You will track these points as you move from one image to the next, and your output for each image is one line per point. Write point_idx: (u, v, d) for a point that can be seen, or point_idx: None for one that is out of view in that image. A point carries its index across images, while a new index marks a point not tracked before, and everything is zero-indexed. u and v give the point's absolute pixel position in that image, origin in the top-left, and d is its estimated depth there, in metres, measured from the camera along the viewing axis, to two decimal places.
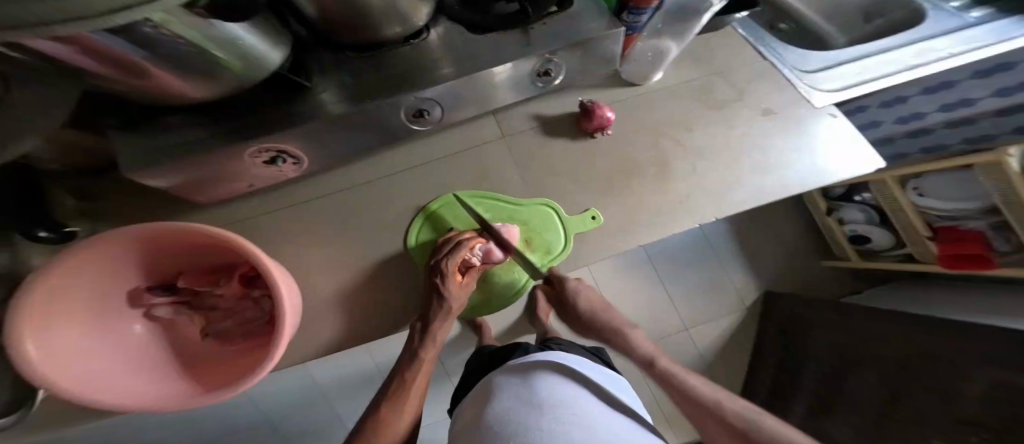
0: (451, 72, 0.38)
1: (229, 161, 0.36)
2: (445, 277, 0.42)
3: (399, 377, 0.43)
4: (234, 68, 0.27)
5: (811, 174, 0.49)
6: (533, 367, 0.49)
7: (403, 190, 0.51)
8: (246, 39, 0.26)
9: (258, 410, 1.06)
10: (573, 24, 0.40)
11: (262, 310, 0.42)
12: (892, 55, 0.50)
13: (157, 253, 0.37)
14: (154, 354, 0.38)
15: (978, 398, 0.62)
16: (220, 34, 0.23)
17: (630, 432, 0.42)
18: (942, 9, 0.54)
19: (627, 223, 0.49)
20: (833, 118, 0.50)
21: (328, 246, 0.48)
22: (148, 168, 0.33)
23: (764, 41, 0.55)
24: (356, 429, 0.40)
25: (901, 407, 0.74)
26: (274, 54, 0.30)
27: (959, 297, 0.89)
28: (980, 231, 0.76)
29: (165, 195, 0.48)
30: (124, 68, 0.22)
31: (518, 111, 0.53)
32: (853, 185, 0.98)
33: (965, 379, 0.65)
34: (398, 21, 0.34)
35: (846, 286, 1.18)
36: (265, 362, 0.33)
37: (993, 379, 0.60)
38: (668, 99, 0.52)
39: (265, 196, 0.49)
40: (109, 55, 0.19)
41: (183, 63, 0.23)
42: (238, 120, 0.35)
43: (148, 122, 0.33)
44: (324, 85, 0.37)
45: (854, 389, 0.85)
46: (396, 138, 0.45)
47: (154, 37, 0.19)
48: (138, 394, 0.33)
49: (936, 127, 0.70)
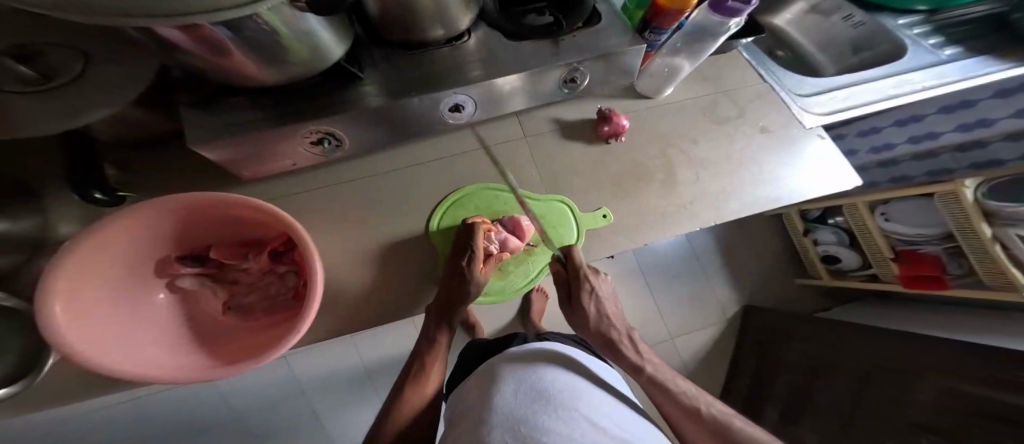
0: (481, 75, 0.41)
1: (279, 142, 0.38)
2: (471, 261, 0.46)
3: (420, 357, 0.50)
4: (300, 55, 0.29)
5: (792, 190, 0.55)
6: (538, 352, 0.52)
7: (421, 181, 0.53)
8: (317, 33, 0.28)
9: (240, 402, 1.03)
10: (599, 39, 0.44)
11: (286, 286, 0.42)
12: (869, 85, 0.56)
13: (191, 225, 0.38)
14: (174, 326, 0.38)
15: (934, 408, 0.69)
16: (299, 25, 0.25)
17: (629, 421, 0.45)
18: (920, 45, 0.60)
19: (634, 226, 0.53)
20: (820, 139, 0.56)
21: (357, 231, 0.49)
22: (209, 143, 0.33)
23: (765, 65, 0.61)
24: (384, 405, 0.47)
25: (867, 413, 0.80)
26: (338, 49, 0.32)
27: (919, 316, 0.97)
28: (937, 255, 0.84)
29: (186, 170, 0.48)
30: (210, 48, 0.23)
31: (538, 115, 0.56)
32: (828, 209, 1.06)
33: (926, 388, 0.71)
34: (442, 24, 0.37)
35: (819, 303, 1.26)
36: (288, 337, 0.33)
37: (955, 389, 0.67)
38: (675, 113, 0.57)
39: (298, 178, 0.50)
40: (206, 39, 0.22)
41: (263, 46, 0.25)
42: (290, 104, 0.36)
43: (208, 101, 0.34)
44: (373, 76, 0.39)
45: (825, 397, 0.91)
46: (425, 131, 0.48)
47: (246, 24, 0.21)
48: (162, 362, 0.33)
49: (903, 157, 0.82)
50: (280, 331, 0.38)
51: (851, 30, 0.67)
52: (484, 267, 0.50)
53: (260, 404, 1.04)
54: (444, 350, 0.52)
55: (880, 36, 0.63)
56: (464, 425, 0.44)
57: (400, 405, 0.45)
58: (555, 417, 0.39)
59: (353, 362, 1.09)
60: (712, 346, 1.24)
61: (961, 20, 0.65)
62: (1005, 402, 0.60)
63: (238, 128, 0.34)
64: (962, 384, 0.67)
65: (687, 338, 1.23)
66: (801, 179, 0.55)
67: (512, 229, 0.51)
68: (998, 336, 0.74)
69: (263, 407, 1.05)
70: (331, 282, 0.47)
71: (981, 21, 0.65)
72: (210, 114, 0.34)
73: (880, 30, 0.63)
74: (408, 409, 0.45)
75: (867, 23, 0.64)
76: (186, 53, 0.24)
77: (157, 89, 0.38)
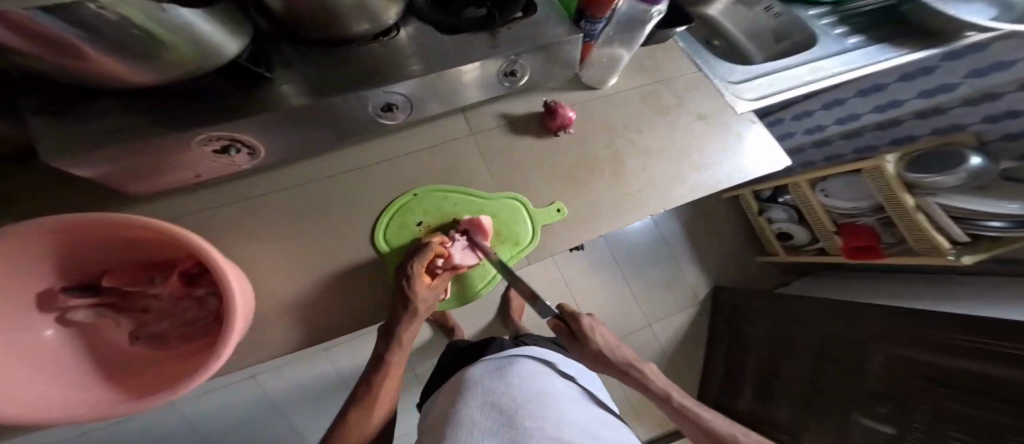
0: (419, 69, 0.39)
1: (177, 150, 0.34)
2: (411, 280, 0.43)
3: (366, 382, 0.48)
4: (178, 52, 0.25)
5: (736, 171, 0.56)
6: (512, 359, 0.51)
7: (363, 186, 0.50)
8: (198, 26, 0.25)
9: (199, 429, 0.98)
10: (536, 29, 0.43)
11: (206, 309, 0.40)
12: (792, 72, 0.59)
13: (81, 248, 0.34)
14: (70, 362, 0.34)
15: (908, 375, 0.74)
16: (169, 20, 0.22)
17: (593, 419, 0.47)
18: (829, 36, 0.64)
19: (590, 217, 0.53)
20: (754, 124, 0.58)
21: (294, 244, 0.46)
22: (81, 154, 0.29)
23: (700, 55, 0.62)
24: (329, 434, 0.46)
25: (840, 380, 0.86)
26: (232, 45, 0.29)
27: (863, 286, 1.05)
28: (873, 227, 0.92)
29: (85, 186, 0.44)
30: (55, 48, 0.20)
31: (485, 110, 0.55)
32: (777, 189, 1.13)
33: (907, 360, 0.74)
34: (368, 19, 0.34)
35: (780, 278, 1.33)
36: (208, 365, 0.30)
37: (935, 362, 0.69)
38: (620, 103, 0.58)
39: (214, 189, 0.46)
40: (34, 34, 0.18)
41: (124, 43, 0.22)
42: (184, 108, 0.32)
43: (76, 105, 0.30)
44: (287, 77, 0.36)
45: (798, 368, 0.98)
46: (362, 132, 0.45)
47: (93, 19, 0.18)
48: (57, 401, 0.29)
49: (834, 138, 0.93)
50: (200, 358, 0.35)
51: (772, 20, 0.71)
52: (434, 283, 0.46)
53: (228, 429, 1.00)
54: (398, 371, 0.50)
55: (796, 26, 0.67)
56: (437, 433, 0.44)
57: (344, 433, 0.45)
58: (526, 423, 0.40)
59: (323, 376, 1.05)
60: (686, 329, 1.28)
61: (857, 13, 0.70)
62: (982, 373, 0.63)
63: (117, 136, 0.29)
64: (909, 351, 0.74)
65: (663, 323, 1.26)
66: (746, 162, 0.57)
67: (471, 231, 0.48)
68: (936, 301, 0.81)
69: (232, 430, 1.00)
70: (269, 299, 0.44)
71: (878, 12, 0.70)
72: (78, 121, 0.29)
73: (796, 20, 0.67)
74: (355, 435, 0.45)
75: (784, 13, 0.68)
76: (18, 52, 0.20)
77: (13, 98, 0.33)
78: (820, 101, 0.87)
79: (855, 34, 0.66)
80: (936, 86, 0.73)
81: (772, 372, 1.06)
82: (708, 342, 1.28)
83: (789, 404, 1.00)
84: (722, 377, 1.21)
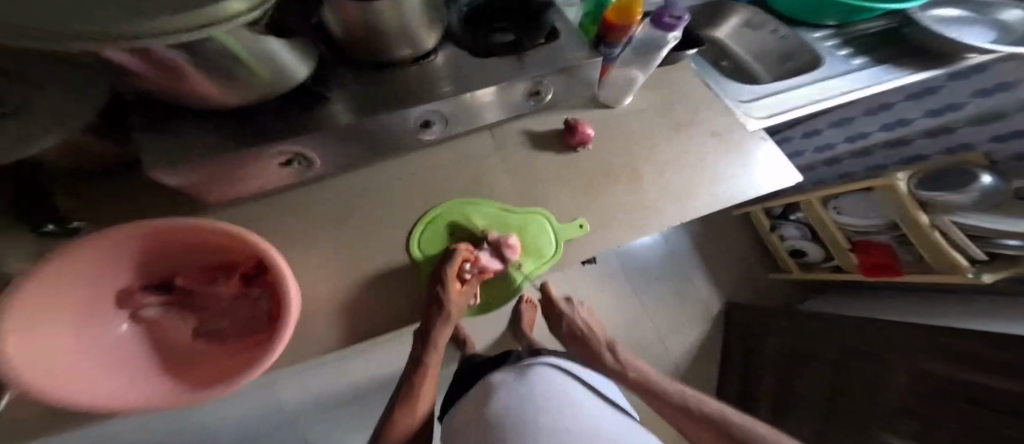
0: (451, 90, 0.43)
1: (248, 163, 0.38)
2: (444, 284, 0.46)
3: (407, 381, 0.50)
4: (261, 78, 0.29)
5: (748, 186, 0.59)
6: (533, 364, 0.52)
7: (396, 197, 0.53)
8: (280, 55, 0.29)
9: (214, 435, 0.99)
10: (560, 53, 0.47)
11: (260, 309, 0.42)
12: (797, 93, 0.63)
13: (160, 250, 0.38)
14: (138, 355, 0.37)
15: (925, 392, 0.73)
16: (262, 50, 0.26)
17: (615, 425, 0.47)
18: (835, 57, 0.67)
19: (608, 228, 0.55)
20: (765, 141, 0.61)
21: (332, 250, 0.49)
22: (169, 166, 0.33)
23: (711, 76, 0.66)
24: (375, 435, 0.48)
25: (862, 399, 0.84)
26: (301, 70, 0.33)
27: (882, 305, 1.03)
28: (889, 244, 0.93)
29: (146, 196, 0.47)
30: (168, 73, 0.24)
31: (509, 127, 0.59)
32: (789, 206, 1.14)
33: (928, 376, 0.73)
34: (409, 45, 0.38)
35: (796, 296, 1.32)
36: (265, 357, 0.32)
37: (955, 378, 0.69)
38: (637, 122, 0.61)
39: (270, 198, 0.50)
40: (160, 63, 0.22)
41: (220, 71, 0.25)
42: (255, 126, 0.36)
43: (163, 124, 0.34)
44: (341, 95, 0.40)
45: (817, 385, 0.95)
46: (400, 145, 0.49)
47: (209, 53, 0.22)
48: (128, 389, 0.32)
49: (843, 156, 0.96)
50: (253, 354, 0.37)
51: (778, 42, 0.74)
52: (465, 287, 0.49)
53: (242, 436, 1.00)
54: (434, 372, 0.52)
55: (802, 48, 0.71)
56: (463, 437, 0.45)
57: (391, 431, 0.47)
58: (551, 423, 0.42)
59: (337, 385, 1.06)
60: (699, 345, 1.26)
61: (861, 34, 0.74)
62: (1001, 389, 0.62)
63: (200, 151, 0.34)
64: (930, 367, 0.73)
65: (675, 339, 1.25)
66: (758, 177, 0.59)
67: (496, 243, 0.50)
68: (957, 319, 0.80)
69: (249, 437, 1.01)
70: (308, 301, 0.47)
71: (881, 34, 0.74)
72: (163, 136, 0.34)
73: (800, 44, 0.71)
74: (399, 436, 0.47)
75: (791, 36, 0.72)
76: (136, 75, 0.24)
77: (107, 116, 0.37)
78: (827, 120, 0.91)
79: (859, 56, 0.70)
80: (943, 105, 0.75)
81: (788, 390, 1.04)
82: (722, 359, 1.26)
83: (808, 424, 0.97)
84: (737, 396, 1.18)
